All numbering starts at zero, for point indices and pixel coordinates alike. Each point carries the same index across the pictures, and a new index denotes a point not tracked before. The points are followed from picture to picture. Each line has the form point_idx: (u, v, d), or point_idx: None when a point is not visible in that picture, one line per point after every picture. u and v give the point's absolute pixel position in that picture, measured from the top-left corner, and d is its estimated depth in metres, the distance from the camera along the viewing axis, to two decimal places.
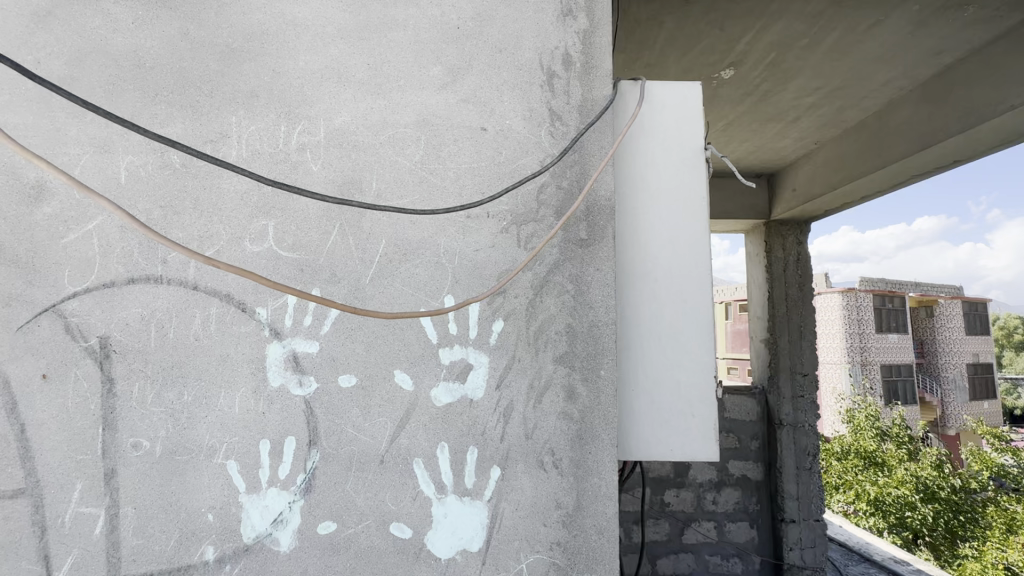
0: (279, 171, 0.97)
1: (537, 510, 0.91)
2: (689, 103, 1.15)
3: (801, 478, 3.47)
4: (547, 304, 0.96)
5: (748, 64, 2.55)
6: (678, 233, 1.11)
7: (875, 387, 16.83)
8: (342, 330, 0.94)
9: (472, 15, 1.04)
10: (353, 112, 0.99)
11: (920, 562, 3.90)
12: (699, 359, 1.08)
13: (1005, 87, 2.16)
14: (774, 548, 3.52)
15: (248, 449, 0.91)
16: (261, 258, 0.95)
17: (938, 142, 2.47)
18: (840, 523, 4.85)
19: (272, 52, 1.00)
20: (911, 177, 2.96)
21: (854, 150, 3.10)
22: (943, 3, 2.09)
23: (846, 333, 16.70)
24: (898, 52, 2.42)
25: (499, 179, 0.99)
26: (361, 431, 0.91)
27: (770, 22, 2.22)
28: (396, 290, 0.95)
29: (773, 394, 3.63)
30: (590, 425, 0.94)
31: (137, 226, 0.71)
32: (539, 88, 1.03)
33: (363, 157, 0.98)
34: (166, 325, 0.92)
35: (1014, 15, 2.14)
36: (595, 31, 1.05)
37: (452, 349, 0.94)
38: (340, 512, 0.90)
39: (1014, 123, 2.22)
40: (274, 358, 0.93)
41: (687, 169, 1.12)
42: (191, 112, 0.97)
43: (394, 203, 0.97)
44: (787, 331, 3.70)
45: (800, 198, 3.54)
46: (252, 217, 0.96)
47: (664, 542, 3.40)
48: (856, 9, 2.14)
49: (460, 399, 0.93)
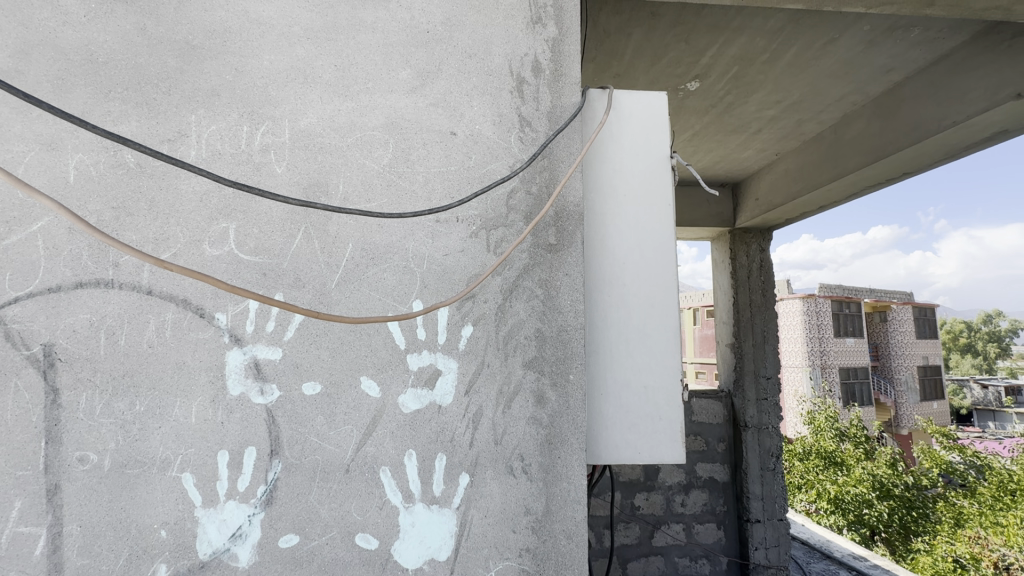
0: (242, 172, 0.94)
1: (506, 516, 0.91)
2: (655, 111, 1.17)
3: (765, 478, 3.58)
4: (517, 309, 0.96)
5: (712, 77, 2.63)
6: (645, 237, 1.13)
7: (834, 389, 17.49)
8: (307, 336, 0.91)
9: (443, 20, 1.04)
10: (320, 114, 0.97)
11: (877, 557, 4.05)
12: (666, 363, 1.10)
13: (947, 104, 2.30)
14: (740, 548, 3.60)
15: (206, 460, 0.87)
16: (221, 262, 0.91)
17: (888, 155, 2.61)
18: (803, 521, 4.99)
19: (234, 50, 0.97)
20: (865, 188, 3.10)
21: (811, 161, 3.24)
22: (891, 25, 2.21)
23: (807, 337, 17.33)
24: (851, 69, 2.54)
25: (468, 183, 0.99)
26: (325, 439, 0.89)
27: (733, 37, 2.30)
28: (363, 295, 0.93)
29: (738, 397, 3.72)
30: (559, 431, 0.94)
31: (84, 228, 0.68)
32: (509, 94, 1.04)
33: (329, 159, 0.96)
34: (117, 332, 0.88)
35: (955, 37, 2.27)
36: (564, 39, 1.07)
37: (421, 355, 0.93)
38: (303, 525, 0.87)
39: (956, 139, 2.37)
40: (234, 365, 0.90)
41: (653, 176, 1.15)
42: (146, 110, 0.94)
43: (361, 206, 0.96)
44: (751, 336, 3.81)
45: (763, 207, 3.67)
46: (212, 220, 0.92)
47: (635, 545, 3.43)
48: (812, 27, 2.23)
49: (428, 405, 0.92)
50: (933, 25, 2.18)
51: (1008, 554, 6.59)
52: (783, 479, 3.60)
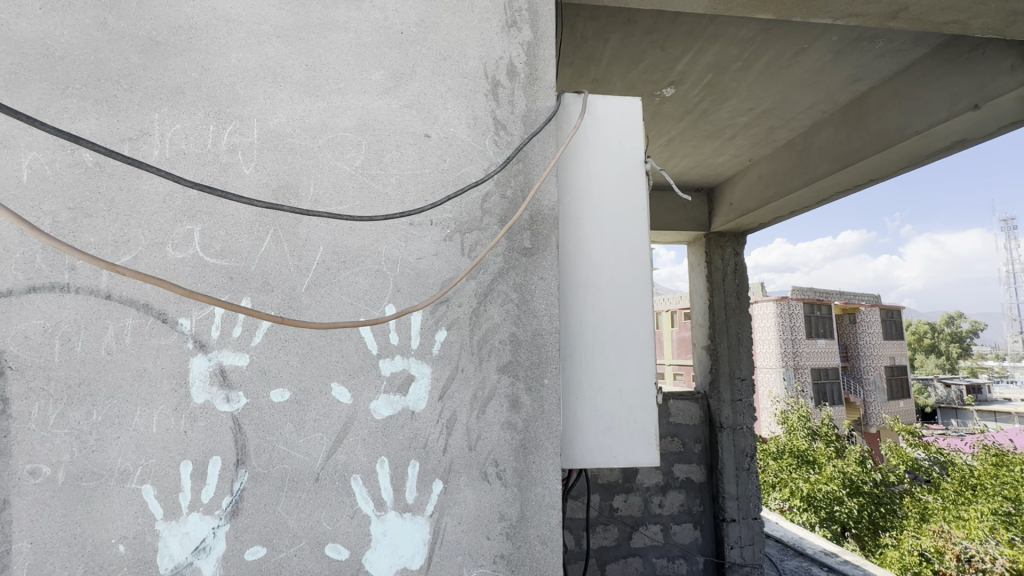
0: (207, 172, 0.91)
1: (480, 523, 0.90)
2: (629, 117, 1.19)
3: (740, 478, 3.64)
4: (491, 313, 0.95)
5: (687, 84, 2.68)
6: (620, 241, 1.14)
7: (807, 390, 17.93)
8: (275, 341, 0.89)
9: (417, 21, 1.03)
10: (289, 114, 0.95)
11: (847, 553, 4.15)
12: (641, 366, 1.11)
13: (909, 114, 2.40)
14: (716, 547, 3.65)
15: (168, 471, 0.84)
16: (185, 266, 0.88)
17: (856, 162, 2.69)
18: (777, 519, 5.09)
19: (201, 48, 0.94)
20: (833, 194, 3.20)
21: (783, 167, 3.32)
22: (858, 36, 2.28)
23: (781, 339, 17.76)
24: (820, 78, 2.62)
25: (442, 186, 0.98)
26: (294, 448, 0.87)
27: (707, 45, 2.35)
28: (334, 299, 0.91)
29: (714, 398, 3.78)
30: (533, 436, 0.94)
31: (38, 237, 0.63)
32: (483, 97, 1.03)
33: (299, 161, 0.94)
34: (72, 338, 0.84)
35: (917, 49, 2.36)
36: (539, 43, 1.07)
37: (393, 360, 0.91)
38: (270, 536, 0.84)
39: (918, 148, 2.46)
40: (198, 371, 0.87)
41: (627, 180, 1.16)
42: (106, 107, 0.90)
43: (332, 209, 0.94)
44: (726, 338, 3.88)
45: (737, 212, 3.74)
46: (176, 221, 0.89)
47: (613, 547, 3.46)
48: (783, 36, 2.29)
49: (400, 411, 0.90)
50: (896, 37, 2.26)
51: (970, 547, 6.81)
52: (758, 479, 3.66)
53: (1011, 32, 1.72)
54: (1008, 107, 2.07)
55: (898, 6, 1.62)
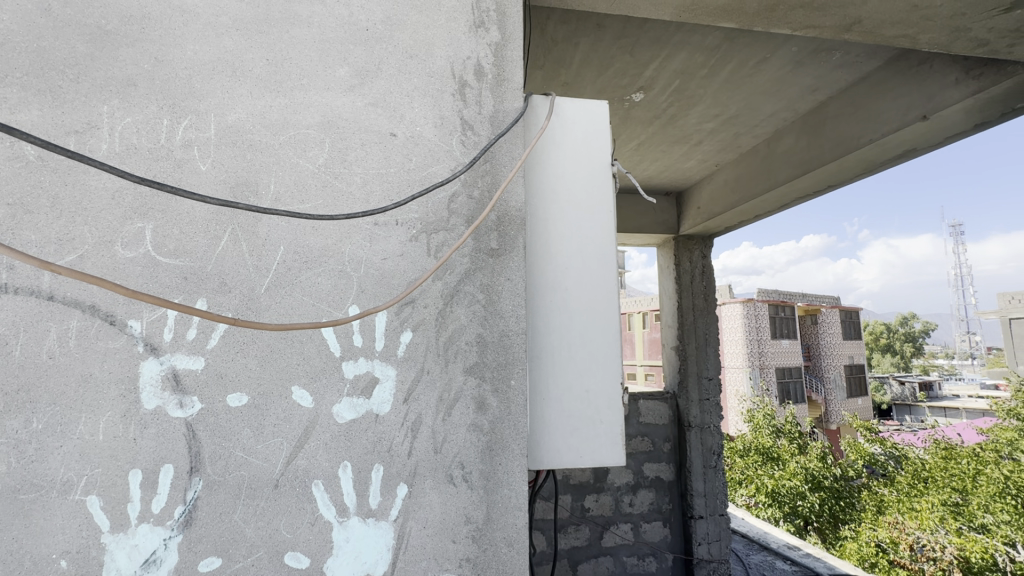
0: (160, 168, 0.88)
1: (446, 527, 0.88)
2: (596, 120, 1.20)
3: (707, 476, 3.72)
4: (457, 314, 0.94)
5: (656, 89, 2.73)
6: (587, 242, 1.14)
7: (771, 388, 18.51)
8: (232, 344, 0.86)
9: (383, 18, 1.01)
10: (249, 110, 0.92)
11: (809, 546, 4.29)
12: (606, 366, 1.12)
13: (864, 123, 2.51)
14: (684, 544, 3.71)
15: (115, 482, 0.80)
16: (135, 265, 0.84)
17: (816, 169, 2.80)
18: (743, 515, 5.21)
19: (154, 38, 0.91)
20: (795, 199, 3.32)
21: (748, 173, 3.42)
22: (816, 48, 2.37)
23: (747, 339, 18.29)
24: (781, 87, 2.71)
25: (408, 186, 0.97)
26: (252, 454, 0.84)
27: (674, 52, 2.40)
28: (295, 300, 0.89)
29: (682, 398, 3.86)
30: (500, 437, 0.93)
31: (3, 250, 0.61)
32: (450, 97, 1.02)
33: (260, 158, 0.91)
34: (10, 342, 0.79)
35: (870, 62, 2.46)
36: (507, 44, 1.07)
37: (357, 362, 0.89)
38: (226, 546, 0.81)
39: (873, 155, 2.57)
40: (149, 375, 0.83)
41: (595, 182, 1.17)
42: (50, 97, 0.86)
43: (294, 208, 0.91)
44: (694, 338, 3.96)
45: (704, 215, 3.84)
46: (125, 219, 0.85)
47: (585, 547, 3.49)
48: (746, 46, 2.37)
49: (364, 415, 0.88)
50: (851, 49, 2.36)
51: (922, 537, 7.08)
52: (724, 476, 3.74)
53: (955, 48, 1.81)
54: (955, 118, 2.19)
55: (852, 18, 1.69)
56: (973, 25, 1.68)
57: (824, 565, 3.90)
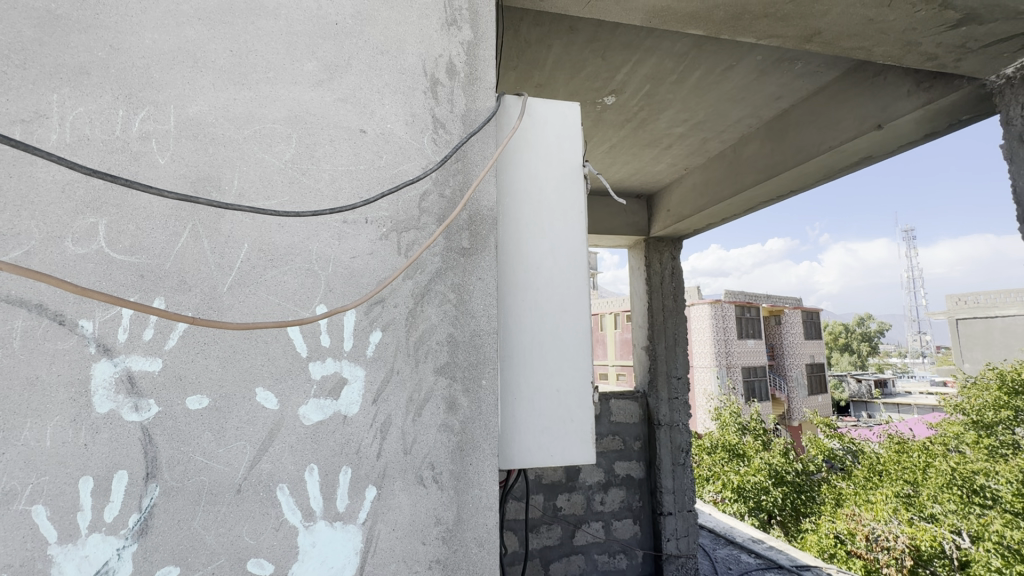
0: (115, 161, 0.84)
1: (416, 529, 0.88)
2: (568, 121, 1.21)
3: (676, 473, 3.79)
4: (428, 313, 0.94)
5: (627, 93, 2.77)
6: (558, 243, 1.15)
7: (738, 387, 19.05)
8: (193, 345, 0.83)
9: (353, 13, 1.00)
10: (212, 102, 0.89)
11: (772, 539, 4.43)
12: (577, 366, 1.13)
13: (824, 131, 2.62)
14: (654, 541, 3.78)
15: (63, 490, 0.76)
16: (87, 262, 0.80)
17: (779, 174, 2.91)
18: (710, 510, 5.34)
19: (110, 25, 0.87)
20: (760, 203, 3.43)
21: (715, 177, 3.51)
22: (779, 57, 2.46)
23: (714, 339, 18.79)
24: (747, 94, 2.79)
25: (379, 183, 0.95)
26: (213, 458, 0.81)
27: (644, 57, 2.44)
28: (259, 299, 0.86)
29: (652, 396, 3.93)
30: (470, 437, 0.93)
31: None
32: (422, 94, 1.01)
33: (222, 152, 0.88)
34: None
35: (829, 72, 2.57)
36: (479, 44, 1.07)
37: (325, 363, 0.87)
38: (184, 555, 0.78)
39: (832, 162, 2.69)
40: (102, 378, 0.79)
41: (567, 184, 1.18)
42: None
43: (258, 204, 0.89)
44: (663, 338, 4.04)
45: (674, 218, 3.92)
46: (77, 213, 0.81)
47: (557, 546, 3.52)
48: (712, 53, 2.43)
49: (332, 416, 0.87)
50: (812, 59, 2.45)
51: (877, 528, 7.32)
52: (692, 472, 3.83)
53: (907, 60, 1.89)
54: (907, 128, 2.30)
55: (812, 30, 1.76)
56: (923, 40, 1.76)
57: (786, 557, 4.03)
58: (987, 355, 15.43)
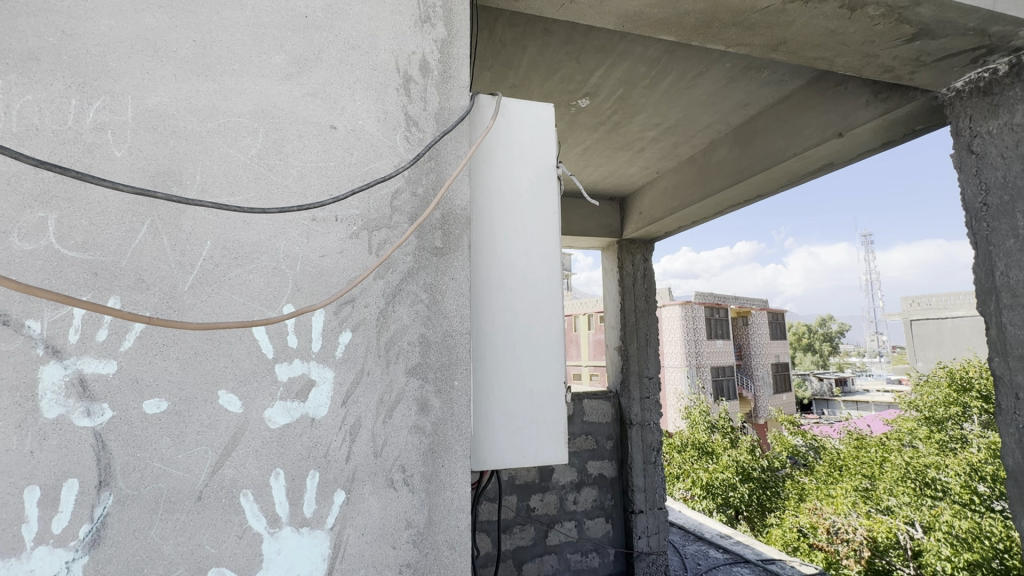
0: (67, 153, 0.79)
1: (386, 532, 0.86)
2: (542, 122, 1.22)
3: (647, 471, 3.85)
4: (400, 313, 0.92)
5: (601, 96, 2.80)
6: (532, 244, 1.15)
7: (707, 387, 19.53)
8: (150, 346, 0.79)
9: (323, 6, 0.97)
10: (173, 93, 0.86)
11: (739, 534, 4.53)
12: (550, 366, 1.13)
13: (789, 137, 2.70)
14: (625, 539, 3.82)
15: (6, 500, 0.71)
16: (35, 260, 0.76)
17: (747, 178, 2.99)
18: (681, 508, 5.44)
19: (62, 10, 0.82)
20: (729, 206, 3.52)
21: (686, 180, 3.59)
22: (747, 65, 2.53)
23: (684, 340, 19.21)
24: (716, 100, 2.86)
25: (349, 181, 0.93)
26: (172, 464, 0.78)
27: (618, 60, 2.47)
28: (223, 299, 0.83)
29: (624, 396, 3.99)
30: (442, 438, 0.92)
31: None
32: (395, 91, 1.00)
33: (184, 145, 0.85)
34: None
35: (794, 81, 2.65)
36: (453, 42, 1.06)
37: (292, 365, 0.85)
38: (140, 566, 0.74)
39: (797, 167, 2.78)
40: (49, 381, 0.75)
41: (541, 184, 1.18)
42: None
43: (222, 199, 0.86)
44: (635, 339, 4.10)
45: (646, 220, 3.99)
46: (23, 207, 0.77)
47: (530, 546, 3.54)
48: (684, 59, 2.48)
49: (299, 419, 0.84)
50: (778, 68, 2.53)
51: (837, 520, 7.62)
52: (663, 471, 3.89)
53: (867, 71, 1.97)
54: (865, 137, 2.40)
55: (779, 39, 1.81)
56: (880, 52, 1.83)
57: (752, 552, 4.14)
58: (938, 354, 16.25)
